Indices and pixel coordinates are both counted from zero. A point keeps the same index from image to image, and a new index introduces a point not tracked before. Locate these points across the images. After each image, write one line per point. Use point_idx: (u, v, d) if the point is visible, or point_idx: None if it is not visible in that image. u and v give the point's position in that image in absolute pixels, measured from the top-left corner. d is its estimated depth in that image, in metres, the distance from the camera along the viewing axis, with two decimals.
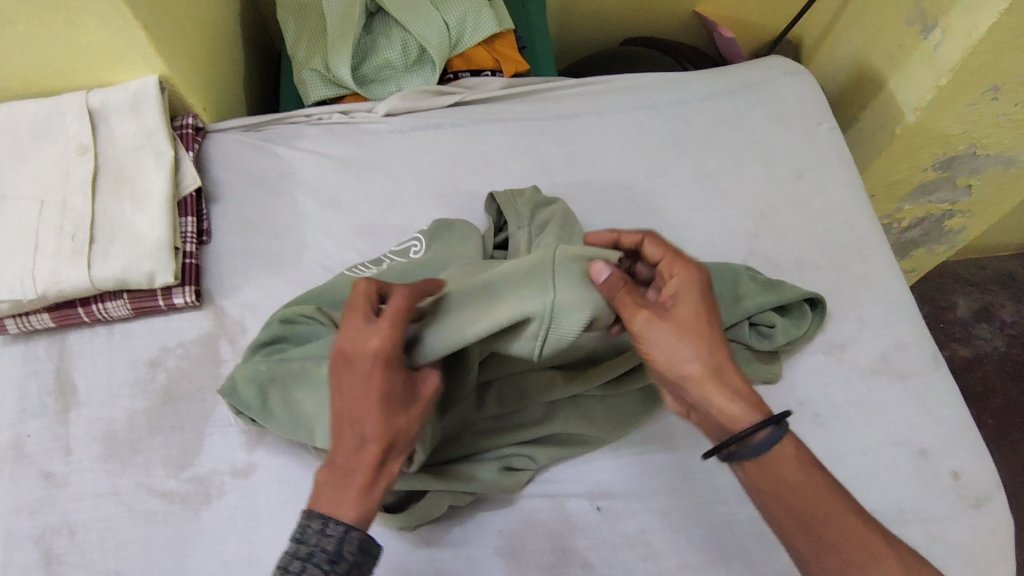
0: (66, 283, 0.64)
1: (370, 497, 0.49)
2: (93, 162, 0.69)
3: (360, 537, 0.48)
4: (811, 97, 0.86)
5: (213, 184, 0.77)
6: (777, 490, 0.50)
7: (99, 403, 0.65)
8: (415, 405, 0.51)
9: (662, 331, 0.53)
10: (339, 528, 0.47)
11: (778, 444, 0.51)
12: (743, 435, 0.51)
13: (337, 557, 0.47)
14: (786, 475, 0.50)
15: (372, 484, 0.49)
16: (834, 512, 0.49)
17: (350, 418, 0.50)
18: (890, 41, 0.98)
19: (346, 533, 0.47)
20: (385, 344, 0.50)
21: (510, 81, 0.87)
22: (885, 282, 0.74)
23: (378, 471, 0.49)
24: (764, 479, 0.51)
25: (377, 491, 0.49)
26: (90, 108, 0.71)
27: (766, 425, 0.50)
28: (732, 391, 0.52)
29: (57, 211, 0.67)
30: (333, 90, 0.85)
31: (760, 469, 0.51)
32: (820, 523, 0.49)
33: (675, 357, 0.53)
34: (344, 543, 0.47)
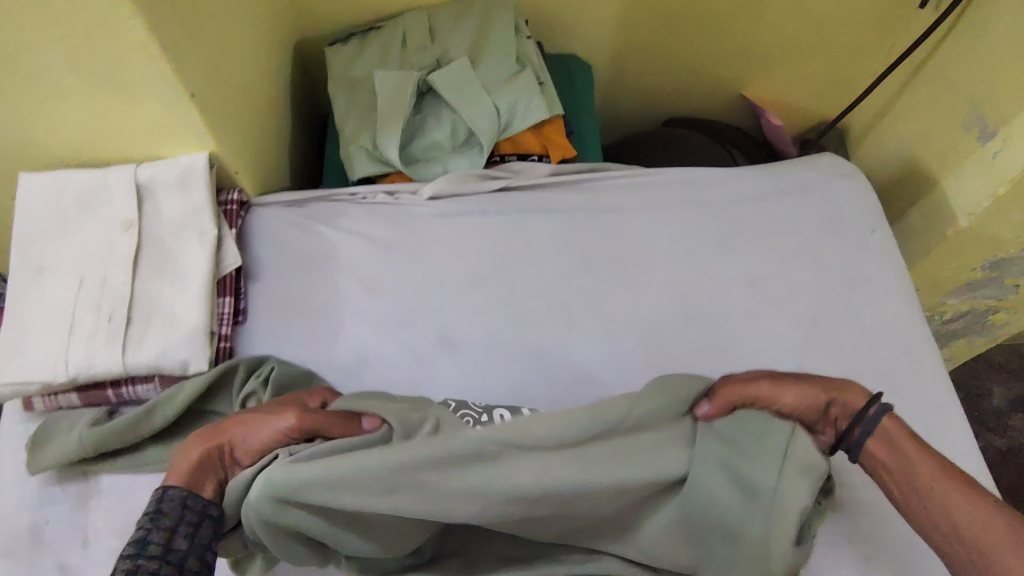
0: (99, 367, 0.63)
1: (196, 468, 0.56)
2: (136, 239, 0.68)
3: (181, 495, 0.54)
4: (864, 201, 0.84)
5: (254, 262, 0.76)
6: (888, 474, 0.57)
7: (122, 492, 0.64)
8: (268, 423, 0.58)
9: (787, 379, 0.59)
10: (165, 486, 0.54)
11: (884, 418, 0.58)
12: (852, 437, 0.58)
13: (157, 514, 0.52)
14: (906, 449, 0.57)
15: (200, 459, 0.56)
16: (935, 486, 0.55)
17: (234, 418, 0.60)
18: (945, 144, 0.96)
19: (168, 490, 0.54)
20: (296, 394, 0.62)
21: (557, 167, 0.85)
22: (940, 408, 0.71)
23: (209, 451, 0.57)
24: (885, 450, 0.57)
25: (202, 466, 0.56)
26: (137, 184, 0.69)
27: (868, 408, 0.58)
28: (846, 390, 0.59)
29: (96, 291, 0.66)
30: (379, 167, 0.84)
31: (884, 470, 0.57)
32: (932, 488, 0.55)
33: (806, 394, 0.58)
34: (169, 500, 0.53)
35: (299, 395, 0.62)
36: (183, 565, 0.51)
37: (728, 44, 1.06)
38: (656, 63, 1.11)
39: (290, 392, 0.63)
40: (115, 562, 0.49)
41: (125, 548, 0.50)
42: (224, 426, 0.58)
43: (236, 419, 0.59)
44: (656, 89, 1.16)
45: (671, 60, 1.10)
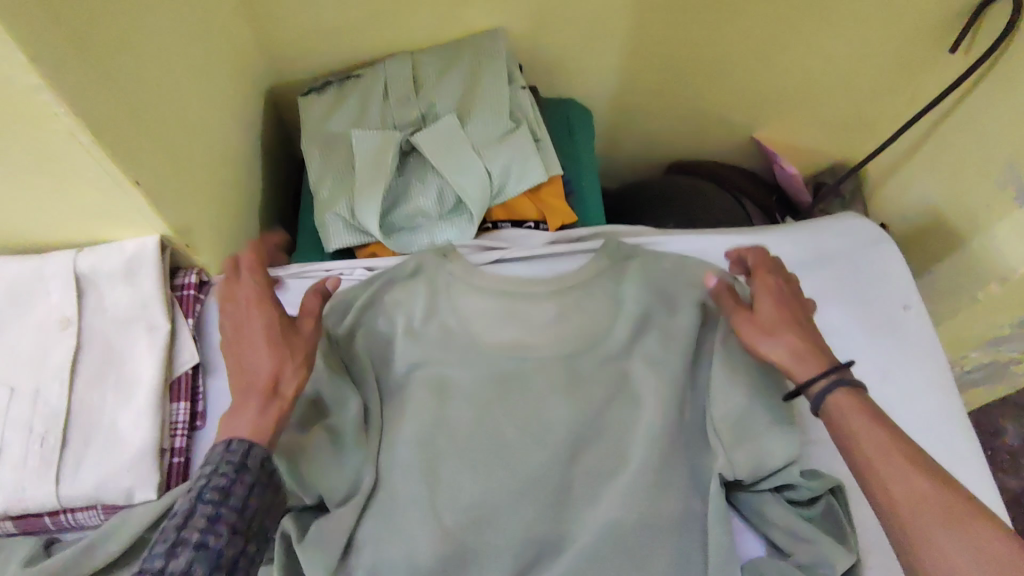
0: (30, 500, 0.55)
1: (265, 416, 0.56)
2: (76, 339, 0.59)
3: (263, 452, 0.55)
4: (893, 275, 0.77)
5: (215, 353, 0.67)
6: (849, 440, 0.55)
7: None
8: (294, 343, 0.60)
9: (747, 325, 0.63)
10: (244, 443, 0.54)
11: (836, 394, 0.57)
12: (815, 387, 0.59)
13: (241, 467, 0.53)
14: (854, 422, 0.55)
15: (266, 406, 0.57)
16: (888, 456, 0.52)
17: (240, 347, 0.59)
18: (975, 200, 0.89)
19: (250, 448, 0.54)
20: (258, 291, 0.62)
21: (556, 235, 0.77)
22: None
23: (270, 394, 0.57)
24: (839, 426, 0.56)
25: (271, 409, 0.57)
26: (77, 274, 0.61)
27: (828, 376, 0.58)
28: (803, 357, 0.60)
29: (27, 405, 0.57)
30: (358, 238, 0.75)
31: (846, 441, 0.55)
32: (911, 507, 0.49)
33: (785, 348, 0.61)
34: (250, 456, 0.54)
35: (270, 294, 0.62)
36: (252, 543, 0.52)
37: (739, 85, 0.98)
38: (662, 105, 1.03)
39: (256, 293, 0.61)
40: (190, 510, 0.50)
41: (202, 495, 0.50)
42: (254, 335, 0.59)
43: (250, 353, 0.59)
44: (661, 128, 1.08)
45: (678, 101, 1.02)
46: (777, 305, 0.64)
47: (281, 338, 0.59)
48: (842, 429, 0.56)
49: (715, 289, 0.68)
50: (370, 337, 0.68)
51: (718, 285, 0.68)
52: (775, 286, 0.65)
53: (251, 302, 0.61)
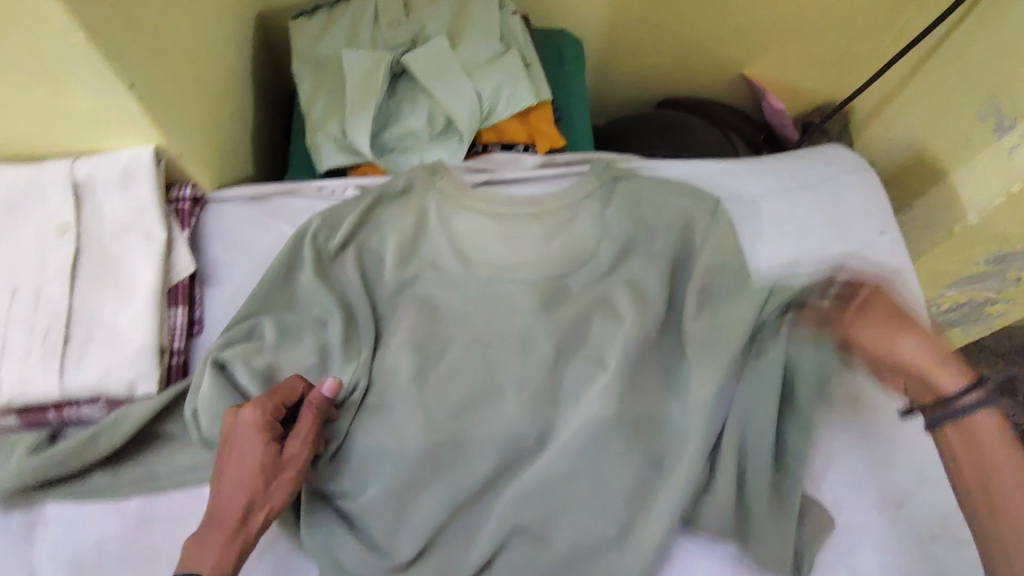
0: (34, 391, 0.56)
1: (229, 556, 0.51)
2: (74, 245, 0.61)
3: None
4: (872, 200, 0.79)
5: (210, 264, 0.69)
6: (954, 436, 0.53)
7: (69, 523, 0.59)
8: (279, 478, 0.54)
9: (865, 323, 0.59)
10: None
11: (977, 416, 0.52)
12: (958, 403, 0.53)
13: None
14: (979, 433, 0.52)
15: (234, 540, 0.51)
16: (996, 461, 0.51)
17: (223, 471, 0.53)
18: (958, 134, 0.90)
19: None
20: (260, 417, 0.54)
21: (545, 159, 0.78)
22: None
23: (239, 528, 0.52)
24: (966, 444, 0.53)
25: (237, 549, 0.51)
26: (74, 181, 0.62)
27: (950, 387, 0.54)
28: (940, 363, 0.56)
29: (29, 304, 0.59)
30: (349, 157, 0.76)
31: (965, 456, 0.52)
32: (995, 492, 0.50)
33: (924, 349, 0.57)
34: None
35: (270, 419, 0.54)
36: None
37: (730, 19, 0.98)
38: (653, 38, 1.03)
39: (258, 418, 0.54)
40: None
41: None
42: (243, 446, 0.53)
43: (231, 476, 0.52)
44: (651, 66, 1.08)
45: (670, 35, 1.02)
46: (909, 335, 0.58)
47: (267, 480, 0.53)
48: (973, 443, 0.52)
49: (825, 308, 0.62)
50: (363, 251, 0.70)
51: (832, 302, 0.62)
52: (880, 308, 0.59)
53: (253, 430, 0.53)
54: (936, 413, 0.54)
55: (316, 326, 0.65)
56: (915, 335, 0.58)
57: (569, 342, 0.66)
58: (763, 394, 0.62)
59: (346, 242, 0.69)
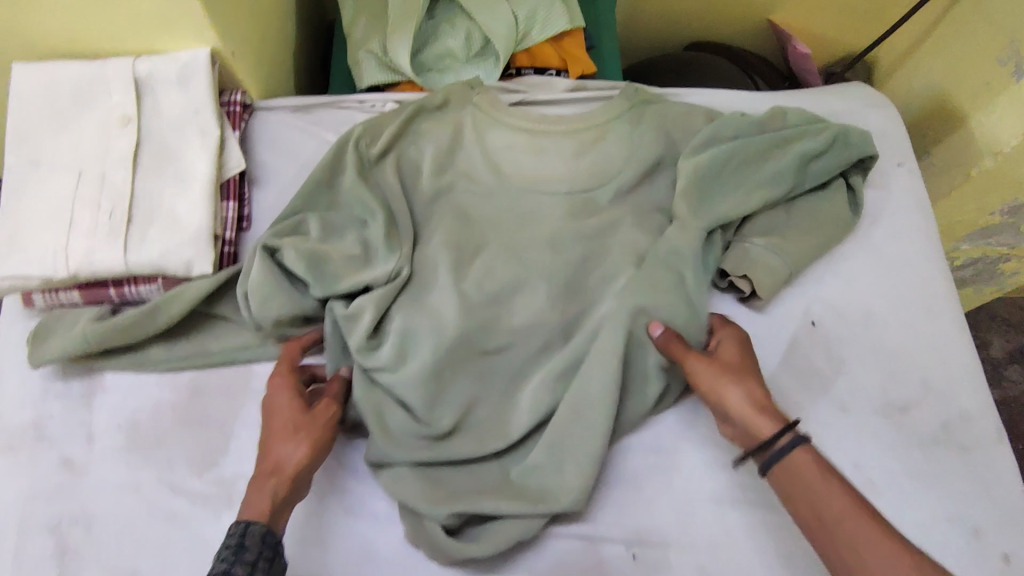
0: (99, 264, 0.61)
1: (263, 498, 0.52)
2: (136, 135, 0.65)
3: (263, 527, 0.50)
4: (892, 134, 0.81)
5: (258, 167, 0.73)
6: (813, 497, 0.50)
7: (126, 392, 0.63)
8: (308, 426, 0.56)
9: (700, 363, 0.58)
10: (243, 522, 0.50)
11: (797, 450, 0.52)
12: (776, 445, 0.52)
13: (241, 548, 0.48)
14: (809, 481, 0.50)
15: (269, 484, 0.53)
16: (824, 490, 0.50)
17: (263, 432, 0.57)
18: (979, 79, 0.92)
19: (246, 525, 0.50)
20: (287, 381, 0.59)
21: (578, 83, 0.81)
22: (954, 346, 0.70)
23: (273, 471, 0.54)
24: (791, 483, 0.51)
25: (273, 492, 0.53)
26: (136, 78, 0.66)
27: (785, 431, 0.52)
28: (768, 412, 0.54)
29: (95, 186, 0.63)
30: (388, 75, 0.80)
31: (789, 478, 0.51)
32: (837, 531, 0.48)
33: (748, 398, 0.55)
34: (248, 536, 0.49)
35: (295, 383, 0.60)
36: None
37: None
38: None
39: (283, 379, 0.59)
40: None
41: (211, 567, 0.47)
42: (278, 411, 0.57)
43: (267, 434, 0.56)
44: (678, 10, 1.11)
45: None
46: (717, 366, 0.57)
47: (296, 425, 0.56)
48: (794, 475, 0.51)
49: (663, 335, 0.62)
50: (402, 157, 0.73)
51: (666, 333, 0.62)
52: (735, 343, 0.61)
53: (278, 389, 0.59)
54: (761, 457, 0.53)
55: (356, 224, 0.69)
56: (740, 385, 0.56)
57: (593, 250, 0.70)
58: (772, 285, 0.68)
59: (387, 149, 0.72)
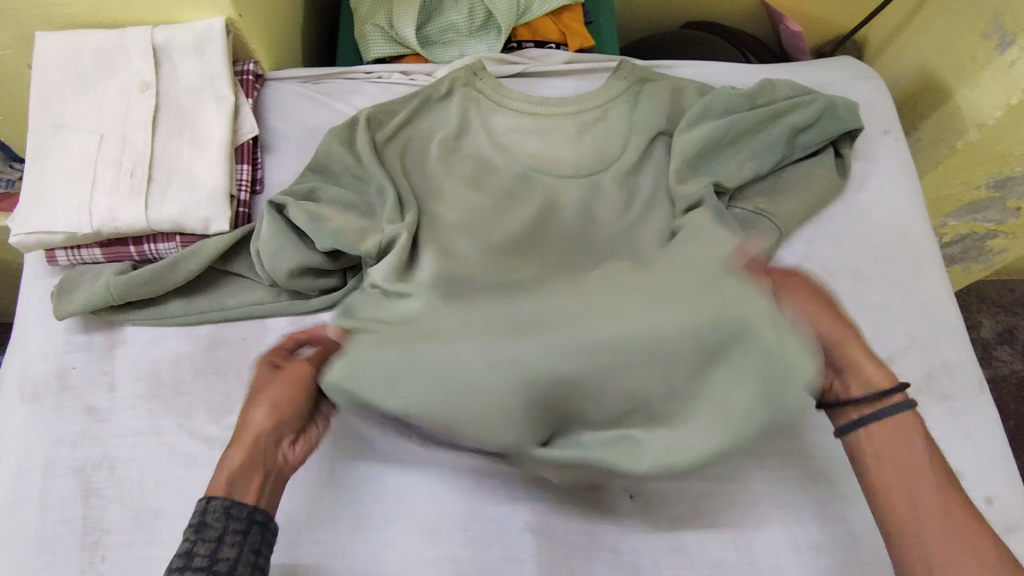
0: (122, 220, 0.64)
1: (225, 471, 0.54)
2: (154, 100, 0.68)
3: (220, 504, 0.51)
4: (879, 103, 0.85)
5: (269, 134, 0.76)
6: (876, 469, 0.55)
7: (146, 343, 0.66)
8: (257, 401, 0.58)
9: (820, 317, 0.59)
10: (201, 500, 0.52)
11: (906, 413, 0.56)
12: (869, 411, 0.57)
13: (200, 526, 0.50)
14: (915, 459, 0.54)
15: (232, 459, 0.55)
16: (919, 466, 0.54)
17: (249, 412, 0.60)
18: (963, 54, 0.95)
19: (205, 504, 0.51)
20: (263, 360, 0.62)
21: (574, 56, 0.84)
22: (938, 302, 0.73)
23: (231, 445, 0.56)
24: (874, 454, 0.56)
25: (226, 468, 0.54)
26: (154, 45, 0.69)
27: (896, 390, 0.56)
28: (879, 367, 0.59)
29: (117, 146, 0.66)
30: (394, 48, 0.83)
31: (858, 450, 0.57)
32: (924, 517, 0.52)
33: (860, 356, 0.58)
34: (207, 512, 0.51)
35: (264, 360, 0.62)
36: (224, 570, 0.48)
37: None
38: None
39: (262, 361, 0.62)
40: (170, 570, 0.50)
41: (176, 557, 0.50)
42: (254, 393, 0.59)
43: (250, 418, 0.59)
44: None
45: None
46: (830, 313, 0.60)
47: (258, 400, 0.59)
48: (886, 448, 0.55)
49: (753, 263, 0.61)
50: (410, 140, 0.76)
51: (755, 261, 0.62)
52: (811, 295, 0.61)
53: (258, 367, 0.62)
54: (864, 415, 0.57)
55: (358, 185, 0.72)
56: (850, 339, 0.59)
57: None
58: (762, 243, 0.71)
59: (395, 133, 0.76)
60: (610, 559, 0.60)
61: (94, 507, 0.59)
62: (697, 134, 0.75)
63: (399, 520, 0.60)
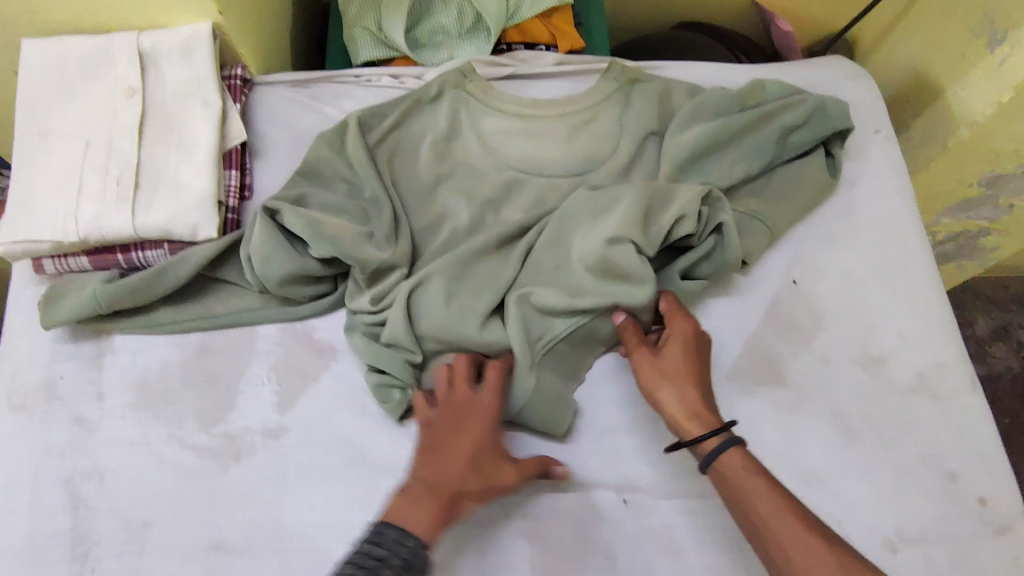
0: (109, 228, 0.64)
1: (436, 521, 0.55)
2: (141, 107, 0.68)
3: (427, 558, 0.54)
4: (870, 102, 0.84)
5: (258, 139, 0.76)
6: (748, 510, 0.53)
7: (135, 352, 0.65)
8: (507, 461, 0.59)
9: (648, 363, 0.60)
10: (417, 540, 0.53)
11: (729, 451, 0.55)
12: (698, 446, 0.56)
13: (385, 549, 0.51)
14: (751, 488, 0.53)
15: (427, 508, 0.55)
16: (762, 500, 0.52)
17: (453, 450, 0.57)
18: (953, 52, 0.95)
19: (419, 547, 0.53)
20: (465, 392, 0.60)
21: (565, 57, 0.84)
22: (930, 302, 0.73)
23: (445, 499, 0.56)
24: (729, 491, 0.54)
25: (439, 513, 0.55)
26: (140, 51, 0.69)
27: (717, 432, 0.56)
28: (694, 412, 0.57)
29: (103, 153, 0.66)
30: (384, 51, 0.83)
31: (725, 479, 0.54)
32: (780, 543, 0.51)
33: (682, 402, 0.58)
34: (416, 557, 0.52)
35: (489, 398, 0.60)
36: None
37: None
38: None
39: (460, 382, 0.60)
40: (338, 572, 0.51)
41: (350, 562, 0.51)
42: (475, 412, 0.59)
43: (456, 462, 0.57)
44: None
45: None
46: (660, 374, 0.59)
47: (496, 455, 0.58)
48: (732, 485, 0.54)
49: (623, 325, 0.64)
50: (401, 142, 0.76)
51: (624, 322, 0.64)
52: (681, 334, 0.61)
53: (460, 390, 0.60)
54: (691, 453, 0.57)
55: (347, 189, 0.72)
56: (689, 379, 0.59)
57: None
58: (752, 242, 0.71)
59: (385, 136, 0.75)
60: (604, 564, 0.59)
61: (83, 518, 0.59)
62: (690, 136, 0.75)
63: None
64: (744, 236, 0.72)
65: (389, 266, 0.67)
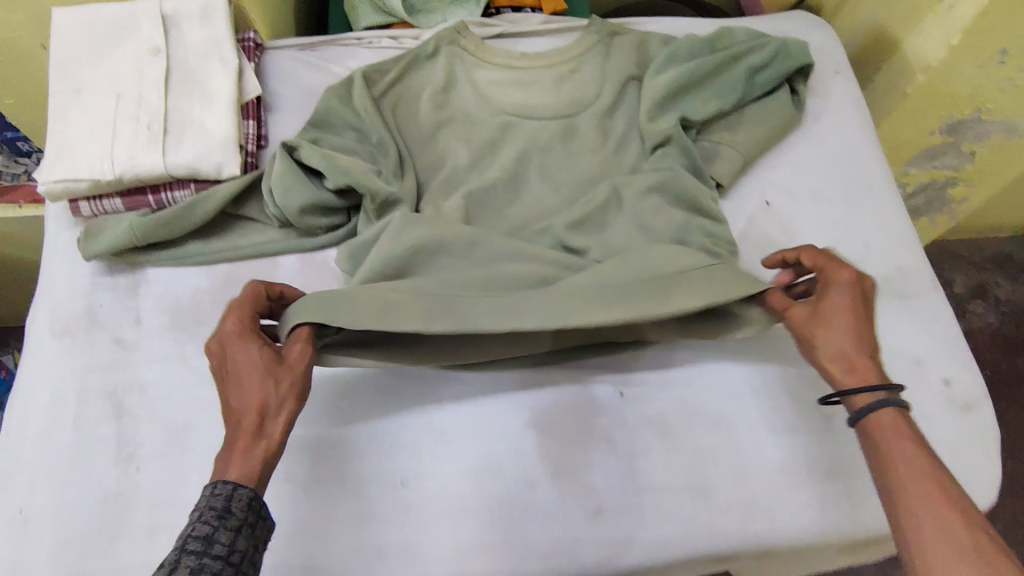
0: (142, 167, 0.70)
1: (251, 458, 0.52)
2: (165, 63, 0.74)
3: (249, 495, 0.49)
4: (830, 47, 0.92)
5: (271, 96, 0.83)
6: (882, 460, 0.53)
7: (167, 282, 0.71)
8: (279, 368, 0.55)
9: (826, 331, 0.59)
10: (229, 486, 0.49)
11: (876, 412, 0.55)
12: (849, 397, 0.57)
13: (225, 512, 0.47)
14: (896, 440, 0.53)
15: (253, 446, 0.52)
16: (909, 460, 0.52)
17: (231, 392, 0.55)
18: (907, 6, 1.04)
19: (234, 490, 0.49)
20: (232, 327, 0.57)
21: (548, 17, 0.92)
22: (891, 216, 0.80)
23: (258, 433, 0.53)
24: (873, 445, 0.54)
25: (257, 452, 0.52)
26: (163, 14, 0.76)
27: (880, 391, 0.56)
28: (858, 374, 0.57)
29: (133, 104, 0.72)
30: (382, 17, 0.92)
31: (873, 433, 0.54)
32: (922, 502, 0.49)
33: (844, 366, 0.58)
34: (232, 500, 0.49)
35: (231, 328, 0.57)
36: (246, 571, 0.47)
37: None
38: None
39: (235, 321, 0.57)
40: (176, 560, 0.45)
41: (186, 544, 0.45)
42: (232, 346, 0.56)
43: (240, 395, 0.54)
44: None
45: None
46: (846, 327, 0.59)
47: (268, 370, 0.55)
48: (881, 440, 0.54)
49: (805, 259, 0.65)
50: (402, 94, 0.83)
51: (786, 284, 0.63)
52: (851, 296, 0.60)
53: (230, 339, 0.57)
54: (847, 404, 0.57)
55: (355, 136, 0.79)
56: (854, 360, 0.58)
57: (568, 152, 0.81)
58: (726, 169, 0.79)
59: (387, 89, 0.82)
60: (605, 447, 0.65)
61: (127, 424, 0.64)
62: (664, 78, 0.82)
63: (411, 422, 0.66)
64: (716, 163, 0.79)
65: (396, 199, 0.73)
